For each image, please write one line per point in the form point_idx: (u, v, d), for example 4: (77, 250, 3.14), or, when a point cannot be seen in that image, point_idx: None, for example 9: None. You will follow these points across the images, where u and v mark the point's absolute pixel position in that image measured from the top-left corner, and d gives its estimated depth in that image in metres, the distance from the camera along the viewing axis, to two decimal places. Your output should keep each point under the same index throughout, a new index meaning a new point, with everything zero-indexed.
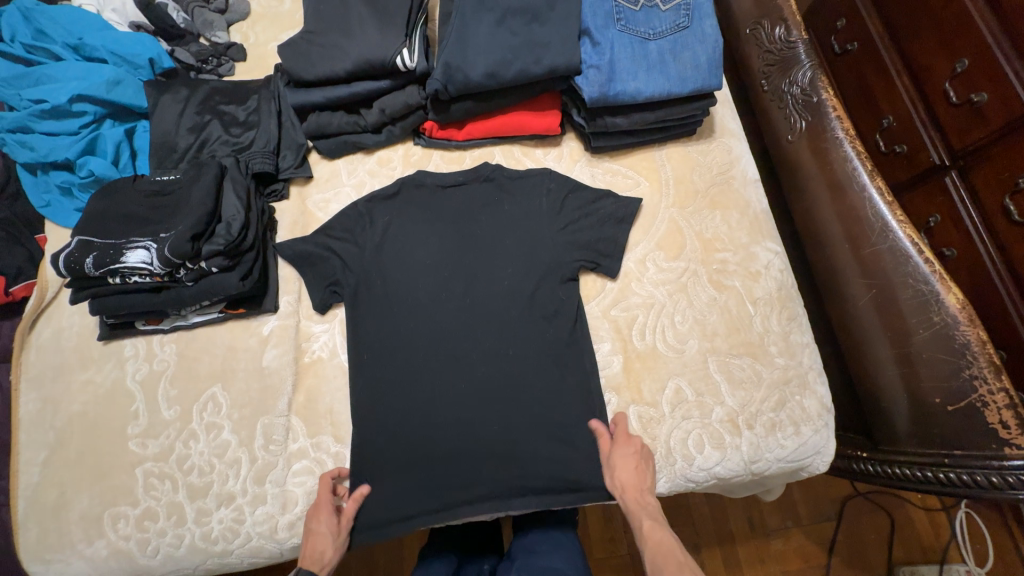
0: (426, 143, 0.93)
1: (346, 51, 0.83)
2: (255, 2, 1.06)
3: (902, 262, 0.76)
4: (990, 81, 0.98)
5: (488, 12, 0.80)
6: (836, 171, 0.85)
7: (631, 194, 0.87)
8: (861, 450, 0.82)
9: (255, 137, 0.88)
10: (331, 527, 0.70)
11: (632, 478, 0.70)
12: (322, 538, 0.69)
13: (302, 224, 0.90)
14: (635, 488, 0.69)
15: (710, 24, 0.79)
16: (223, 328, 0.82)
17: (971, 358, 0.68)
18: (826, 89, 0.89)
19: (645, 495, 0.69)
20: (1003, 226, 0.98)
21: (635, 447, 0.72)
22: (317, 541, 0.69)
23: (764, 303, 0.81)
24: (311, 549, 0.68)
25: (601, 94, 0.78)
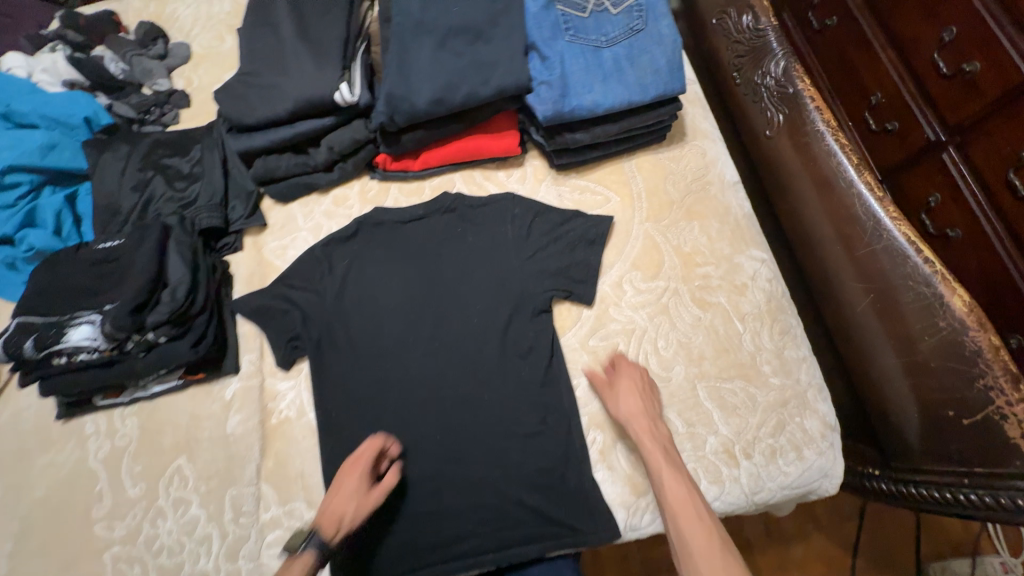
0: (382, 177, 0.89)
1: (284, 91, 0.78)
2: (195, 43, 1.03)
3: (900, 262, 0.69)
4: (982, 48, 0.91)
5: (428, 35, 0.74)
6: (821, 167, 0.78)
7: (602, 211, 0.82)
8: (872, 467, 0.76)
9: (200, 190, 0.83)
10: (358, 491, 0.65)
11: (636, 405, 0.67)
12: (344, 497, 0.65)
13: (260, 274, 0.85)
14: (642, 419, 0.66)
15: (666, 24, 0.74)
16: (184, 396, 0.78)
17: (984, 366, 0.62)
18: (801, 78, 0.82)
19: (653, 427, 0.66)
20: (1009, 204, 0.90)
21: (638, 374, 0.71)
22: (337, 502, 0.64)
23: (753, 319, 0.75)
24: (335, 506, 0.64)
25: (555, 111, 0.72)
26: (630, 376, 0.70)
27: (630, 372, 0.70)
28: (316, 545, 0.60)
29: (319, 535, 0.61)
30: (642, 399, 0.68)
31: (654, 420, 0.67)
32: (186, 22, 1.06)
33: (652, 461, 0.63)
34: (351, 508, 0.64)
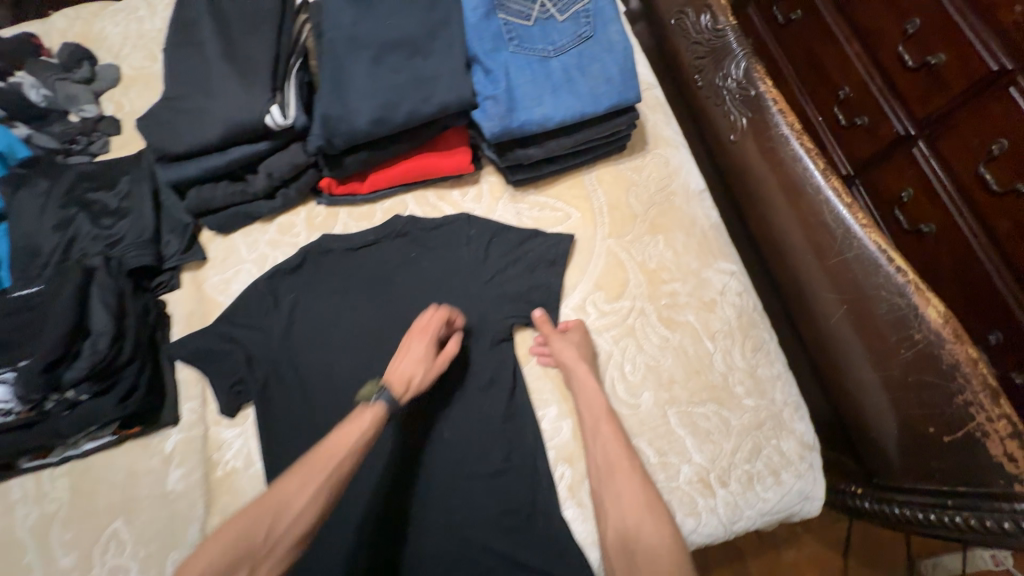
0: (330, 201, 0.83)
1: (212, 117, 0.72)
2: (126, 64, 0.97)
3: (872, 272, 0.66)
4: (948, 40, 0.89)
5: (362, 51, 0.68)
6: (788, 172, 0.75)
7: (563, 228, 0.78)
8: (854, 484, 0.73)
9: (128, 227, 0.77)
10: (425, 353, 0.64)
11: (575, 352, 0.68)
12: (412, 360, 0.63)
13: (201, 313, 0.79)
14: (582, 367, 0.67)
15: (615, 29, 0.70)
16: (120, 452, 0.71)
17: (962, 381, 0.59)
18: (763, 79, 0.78)
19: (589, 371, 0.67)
20: (982, 198, 0.88)
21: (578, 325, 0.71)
22: (405, 364, 0.63)
23: (723, 337, 0.71)
24: (405, 365, 0.63)
25: (503, 126, 0.67)
26: (573, 333, 0.70)
27: (572, 328, 0.70)
28: (386, 400, 0.59)
29: (388, 393, 0.60)
30: (581, 352, 0.68)
31: (625, 455, 0.62)
32: (115, 40, 0.99)
33: (584, 399, 0.67)
34: (420, 372, 0.63)
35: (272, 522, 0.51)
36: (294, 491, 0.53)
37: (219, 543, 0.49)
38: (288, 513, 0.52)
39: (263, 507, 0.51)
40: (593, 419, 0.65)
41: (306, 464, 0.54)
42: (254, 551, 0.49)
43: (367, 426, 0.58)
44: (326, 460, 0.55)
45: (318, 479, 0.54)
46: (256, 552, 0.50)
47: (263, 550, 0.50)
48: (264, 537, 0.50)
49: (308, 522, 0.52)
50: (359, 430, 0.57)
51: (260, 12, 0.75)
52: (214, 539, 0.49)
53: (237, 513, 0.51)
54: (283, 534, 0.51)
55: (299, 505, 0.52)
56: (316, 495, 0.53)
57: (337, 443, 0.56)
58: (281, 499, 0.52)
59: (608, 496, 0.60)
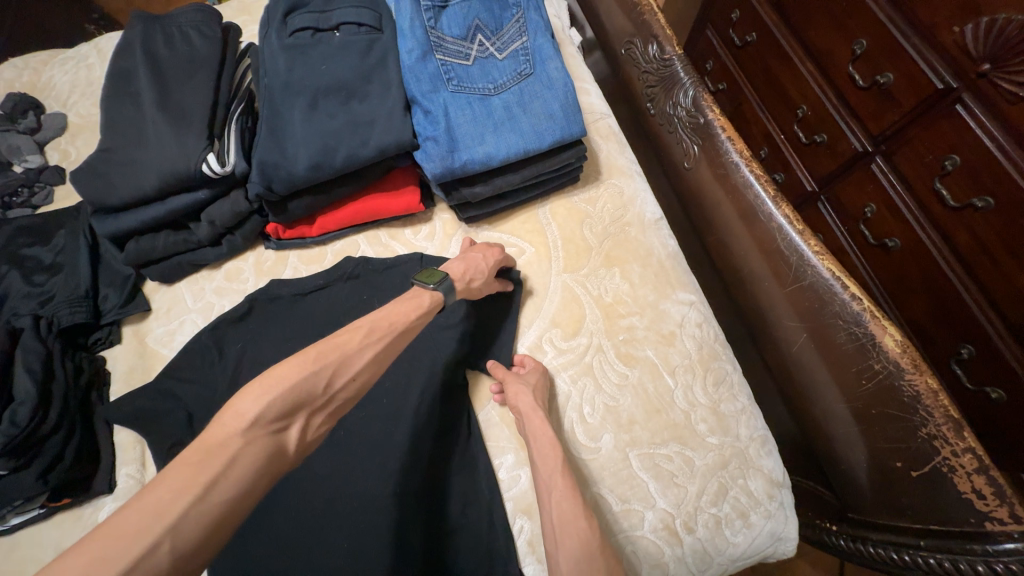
0: (278, 246, 0.81)
1: (147, 167, 0.69)
2: (73, 112, 0.95)
3: (827, 300, 0.65)
4: (892, 59, 0.89)
5: (297, 96, 0.67)
6: (741, 200, 0.74)
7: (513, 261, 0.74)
8: (829, 519, 0.70)
9: (60, 283, 0.74)
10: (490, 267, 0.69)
11: (529, 403, 0.63)
12: (478, 265, 0.69)
13: (142, 369, 0.75)
14: (534, 414, 0.62)
15: (555, 66, 0.70)
16: (50, 525, 0.66)
17: (924, 414, 0.57)
18: (710, 108, 0.79)
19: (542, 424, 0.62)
20: (940, 213, 0.87)
21: (535, 367, 0.68)
22: (469, 266, 0.68)
23: (684, 371, 0.69)
24: (467, 265, 0.68)
25: (445, 167, 0.66)
26: (529, 379, 0.65)
27: (531, 372, 0.67)
28: (445, 289, 0.64)
29: (448, 284, 0.65)
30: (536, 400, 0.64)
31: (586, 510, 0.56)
32: (63, 89, 0.97)
33: (540, 454, 0.61)
34: (480, 279, 0.68)
35: (333, 376, 0.50)
36: (355, 350, 0.53)
37: (280, 379, 0.47)
38: (349, 369, 0.52)
39: (327, 357, 0.51)
40: (548, 468, 0.59)
41: (366, 330, 0.55)
42: (313, 398, 0.48)
43: (425, 309, 0.62)
44: (385, 331, 0.57)
45: (377, 342, 0.55)
46: (314, 398, 0.49)
47: (320, 395, 0.49)
48: (322, 387, 0.49)
49: (359, 383, 0.53)
50: (419, 309, 0.61)
51: (198, 61, 0.74)
52: (279, 372, 0.47)
53: (297, 357, 0.49)
54: (340, 391, 0.51)
55: (358, 366, 0.53)
56: (376, 357, 0.55)
57: (403, 314, 0.59)
58: (344, 354, 0.52)
59: (562, 566, 0.52)
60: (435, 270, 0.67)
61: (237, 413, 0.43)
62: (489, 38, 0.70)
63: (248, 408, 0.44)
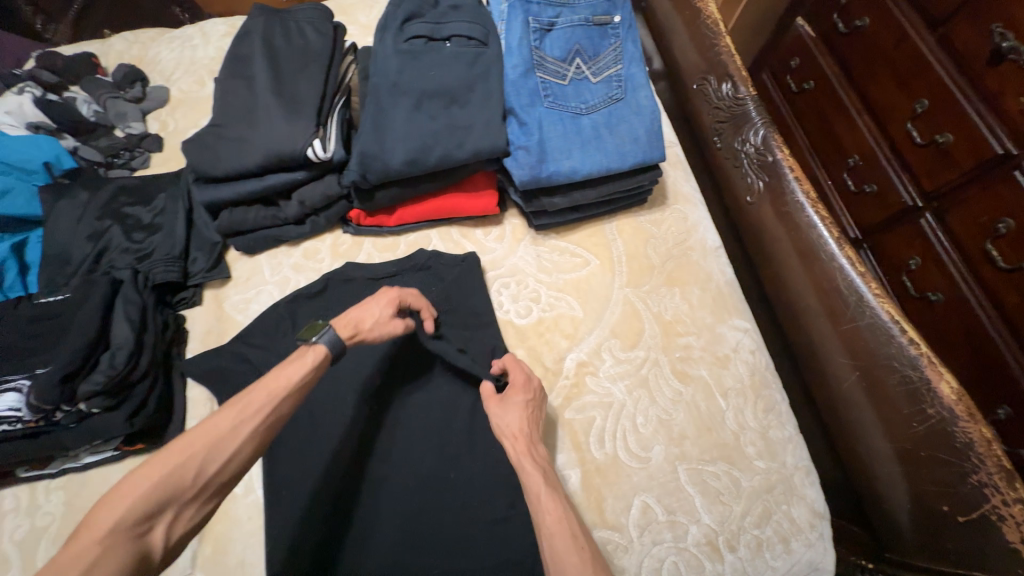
0: (356, 231, 0.85)
1: (254, 144, 0.75)
2: (175, 87, 1.02)
3: (884, 341, 0.67)
4: (954, 121, 0.93)
5: (404, 96, 0.72)
6: (803, 238, 0.77)
7: (425, 300, 0.72)
8: (864, 557, 0.71)
9: (158, 243, 0.79)
10: (382, 314, 0.64)
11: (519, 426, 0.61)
12: (368, 312, 0.63)
13: (217, 331, 0.79)
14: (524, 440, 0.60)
15: (644, 95, 0.75)
16: (119, 468, 0.69)
17: (976, 461, 0.59)
18: (780, 148, 0.83)
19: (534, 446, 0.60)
20: (989, 272, 0.89)
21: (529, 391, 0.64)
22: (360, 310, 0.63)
23: (736, 395, 0.72)
24: (355, 316, 0.62)
25: (532, 176, 0.70)
26: (523, 395, 0.63)
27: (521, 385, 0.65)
28: (329, 339, 0.58)
29: (334, 334, 0.59)
30: (530, 423, 0.62)
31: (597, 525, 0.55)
32: (167, 65, 1.04)
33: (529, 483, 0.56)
34: (370, 321, 0.63)
35: (203, 466, 0.46)
36: (226, 432, 0.48)
37: (144, 478, 0.43)
38: (226, 452, 0.48)
39: (194, 446, 0.46)
40: None
41: (240, 404, 0.50)
42: (181, 492, 0.44)
43: (309, 366, 0.55)
44: (263, 402, 0.51)
45: (257, 418, 0.50)
46: (184, 492, 0.45)
47: (193, 485, 0.45)
48: (192, 477, 0.45)
49: (241, 462, 0.49)
50: (301, 368, 0.55)
51: (312, 54, 0.80)
52: (135, 476, 0.43)
53: (160, 452, 0.45)
54: (218, 475, 0.47)
55: (236, 449, 0.48)
56: (258, 434, 0.50)
57: (279, 383, 0.53)
58: (216, 438, 0.47)
59: None
60: (317, 321, 0.60)
61: (98, 520, 0.41)
62: (586, 62, 0.76)
63: (109, 513, 0.41)
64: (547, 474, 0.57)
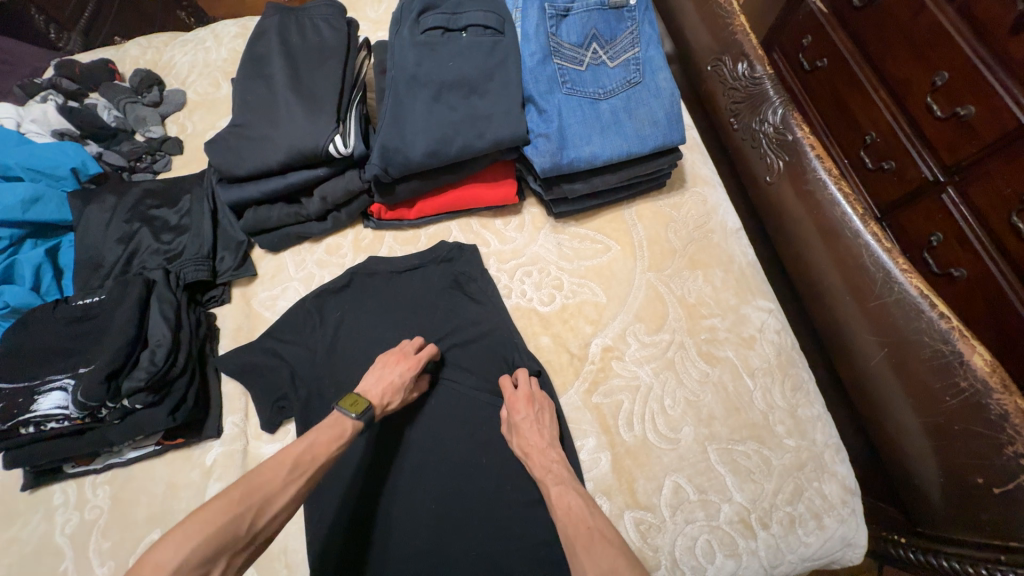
0: (377, 225, 0.86)
1: (276, 143, 0.76)
2: (191, 90, 1.03)
3: (913, 316, 0.66)
4: (975, 93, 0.91)
5: (423, 88, 0.72)
6: (826, 216, 0.76)
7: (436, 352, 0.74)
8: (898, 533, 0.72)
9: (187, 243, 0.81)
10: (404, 384, 0.67)
11: (532, 440, 0.64)
12: (393, 388, 0.66)
13: (247, 328, 0.81)
14: (537, 451, 0.64)
15: (662, 77, 0.75)
16: (161, 462, 0.71)
17: (1012, 432, 0.58)
18: (800, 125, 0.81)
19: (547, 455, 0.64)
20: (1015, 245, 0.88)
21: (535, 407, 0.66)
22: (387, 388, 0.66)
23: (763, 374, 0.72)
24: (383, 393, 0.66)
25: (553, 163, 0.71)
26: (524, 412, 0.66)
27: (520, 401, 0.67)
28: (368, 420, 0.63)
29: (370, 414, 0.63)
30: (537, 433, 0.65)
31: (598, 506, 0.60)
32: (182, 68, 1.05)
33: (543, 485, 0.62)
34: (397, 398, 0.67)
35: (256, 516, 0.48)
36: (277, 488, 0.51)
37: (206, 523, 0.44)
38: (274, 505, 0.50)
39: (252, 497, 0.49)
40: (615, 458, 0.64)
41: (290, 463, 0.54)
42: (235, 542, 0.46)
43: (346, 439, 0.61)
44: (310, 464, 0.55)
45: (302, 479, 0.54)
46: (237, 543, 0.46)
47: (243, 536, 0.47)
48: (246, 528, 0.47)
49: (282, 518, 0.51)
50: (338, 440, 0.59)
51: (328, 51, 0.81)
52: (196, 520, 0.44)
53: (220, 498, 0.47)
54: (264, 528, 0.48)
55: (282, 503, 0.51)
56: (299, 494, 0.53)
57: (324, 447, 0.57)
58: (269, 491, 0.50)
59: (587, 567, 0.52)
60: (358, 396, 0.64)
61: (155, 566, 0.40)
62: (603, 47, 0.75)
63: (168, 558, 0.41)
64: (556, 472, 0.62)
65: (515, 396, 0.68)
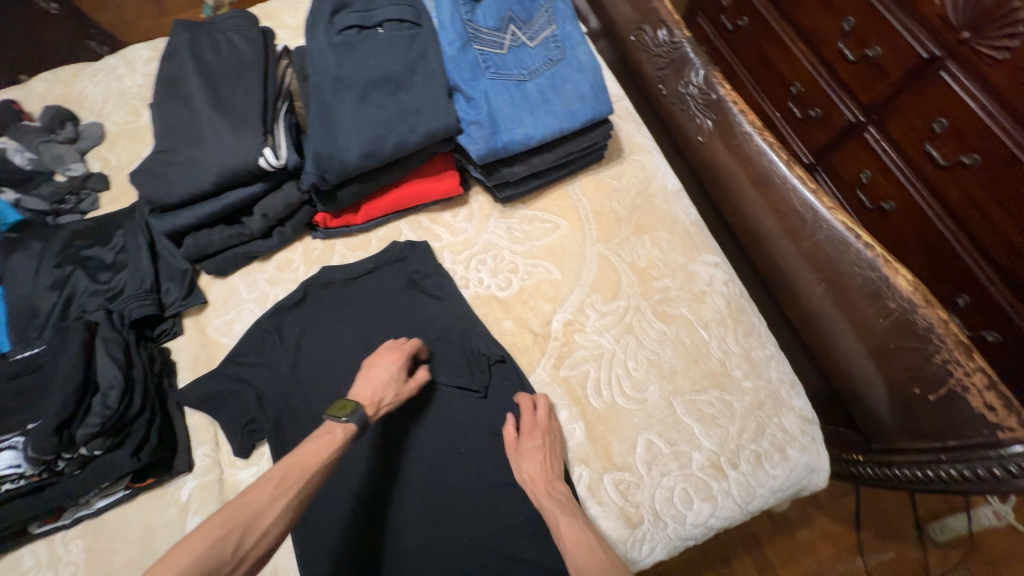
0: (325, 235, 0.85)
1: (204, 164, 0.73)
2: (109, 121, 0.98)
3: (843, 249, 0.71)
4: (880, 34, 0.96)
5: (348, 90, 0.71)
6: (755, 166, 0.80)
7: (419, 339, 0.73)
8: (857, 452, 0.77)
9: (127, 279, 0.78)
10: (393, 378, 0.67)
11: (540, 469, 0.64)
12: (381, 384, 0.66)
13: (205, 357, 0.79)
14: (544, 480, 0.63)
15: (582, 51, 0.77)
16: (134, 506, 0.69)
17: (938, 341, 0.64)
18: (721, 84, 0.85)
19: (555, 486, 0.63)
20: (931, 172, 0.94)
21: (546, 436, 0.67)
22: (375, 385, 0.66)
23: (716, 325, 0.76)
24: (373, 390, 0.65)
25: (489, 149, 0.71)
26: (539, 439, 0.66)
27: (537, 428, 0.67)
28: (359, 420, 0.61)
29: (361, 412, 0.62)
30: (547, 463, 0.65)
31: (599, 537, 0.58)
32: (97, 100, 1.00)
33: (550, 516, 0.60)
34: (389, 395, 0.66)
35: (242, 536, 0.48)
36: (264, 504, 0.50)
37: (182, 558, 0.44)
38: (261, 524, 0.49)
39: (235, 520, 0.48)
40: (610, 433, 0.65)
41: (273, 479, 0.52)
42: (221, 567, 0.46)
43: (339, 444, 0.59)
44: (298, 476, 0.54)
45: (291, 491, 0.52)
46: (225, 566, 0.46)
47: (231, 559, 0.46)
48: (233, 550, 0.47)
49: (279, 532, 0.50)
50: (330, 445, 0.58)
51: (245, 63, 0.79)
52: (177, 551, 0.44)
53: (201, 525, 0.46)
54: (255, 546, 0.48)
55: (271, 520, 0.50)
56: (291, 506, 0.52)
57: (313, 455, 0.56)
58: (255, 510, 0.49)
59: None
60: (347, 399, 0.63)
61: None
62: (521, 28, 0.76)
63: None
64: (565, 503, 0.61)
65: (525, 422, 0.68)
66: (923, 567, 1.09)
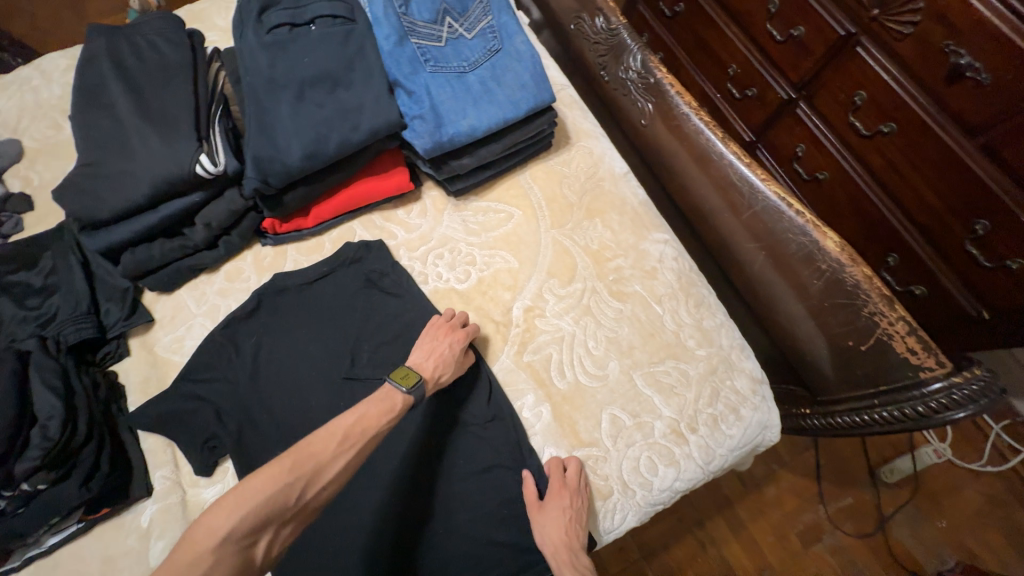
0: (276, 241, 0.83)
1: (136, 174, 0.70)
2: (26, 136, 0.92)
3: (777, 218, 0.76)
4: (802, 14, 1.02)
5: (284, 90, 0.70)
6: (695, 145, 0.84)
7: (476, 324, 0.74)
8: (805, 406, 0.81)
9: (59, 303, 0.73)
10: (453, 356, 0.67)
11: (563, 536, 0.61)
12: (443, 360, 0.67)
13: (156, 377, 0.75)
14: (566, 549, 0.61)
15: (520, 41, 0.78)
16: (90, 539, 0.66)
17: (865, 296, 0.70)
18: (658, 68, 0.89)
19: (578, 556, 0.61)
20: (856, 141, 1.01)
21: (570, 499, 0.63)
22: (438, 360, 0.66)
23: (669, 299, 0.79)
24: (436, 364, 0.66)
25: (434, 142, 0.71)
26: (565, 501, 0.63)
27: (564, 489, 0.64)
28: (419, 394, 0.62)
29: (422, 386, 0.62)
30: (570, 529, 0.62)
31: None
32: (9, 114, 0.93)
33: None
34: (449, 372, 0.66)
35: (305, 487, 0.49)
36: (329, 457, 0.51)
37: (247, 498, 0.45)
38: (322, 477, 0.50)
39: (302, 468, 0.49)
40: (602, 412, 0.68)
41: (341, 434, 0.53)
42: (284, 512, 0.47)
43: (397, 413, 0.59)
44: (360, 436, 0.54)
45: (356, 447, 0.53)
46: (286, 511, 0.47)
47: (293, 507, 0.48)
48: (296, 497, 0.48)
49: (332, 489, 0.51)
50: (390, 412, 0.58)
51: (172, 67, 0.75)
52: (255, 483, 0.46)
53: (273, 466, 0.48)
54: (314, 498, 0.50)
55: (332, 474, 0.51)
56: (347, 465, 0.53)
57: (375, 419, 0.56)
58: (320, 462, 0.50)
59: None
60: (410, 370, 0.63)
61: (208, 530, 0.43)
62: (457, 20, 0.77)
63: (219, 524, 0.44)
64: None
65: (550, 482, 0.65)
66: (877, 508, 1.18)
